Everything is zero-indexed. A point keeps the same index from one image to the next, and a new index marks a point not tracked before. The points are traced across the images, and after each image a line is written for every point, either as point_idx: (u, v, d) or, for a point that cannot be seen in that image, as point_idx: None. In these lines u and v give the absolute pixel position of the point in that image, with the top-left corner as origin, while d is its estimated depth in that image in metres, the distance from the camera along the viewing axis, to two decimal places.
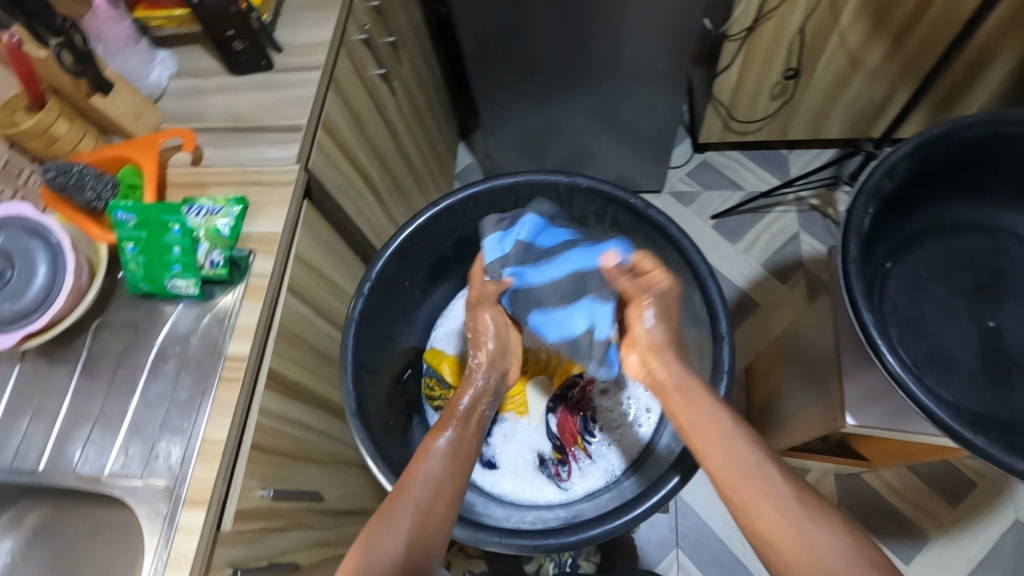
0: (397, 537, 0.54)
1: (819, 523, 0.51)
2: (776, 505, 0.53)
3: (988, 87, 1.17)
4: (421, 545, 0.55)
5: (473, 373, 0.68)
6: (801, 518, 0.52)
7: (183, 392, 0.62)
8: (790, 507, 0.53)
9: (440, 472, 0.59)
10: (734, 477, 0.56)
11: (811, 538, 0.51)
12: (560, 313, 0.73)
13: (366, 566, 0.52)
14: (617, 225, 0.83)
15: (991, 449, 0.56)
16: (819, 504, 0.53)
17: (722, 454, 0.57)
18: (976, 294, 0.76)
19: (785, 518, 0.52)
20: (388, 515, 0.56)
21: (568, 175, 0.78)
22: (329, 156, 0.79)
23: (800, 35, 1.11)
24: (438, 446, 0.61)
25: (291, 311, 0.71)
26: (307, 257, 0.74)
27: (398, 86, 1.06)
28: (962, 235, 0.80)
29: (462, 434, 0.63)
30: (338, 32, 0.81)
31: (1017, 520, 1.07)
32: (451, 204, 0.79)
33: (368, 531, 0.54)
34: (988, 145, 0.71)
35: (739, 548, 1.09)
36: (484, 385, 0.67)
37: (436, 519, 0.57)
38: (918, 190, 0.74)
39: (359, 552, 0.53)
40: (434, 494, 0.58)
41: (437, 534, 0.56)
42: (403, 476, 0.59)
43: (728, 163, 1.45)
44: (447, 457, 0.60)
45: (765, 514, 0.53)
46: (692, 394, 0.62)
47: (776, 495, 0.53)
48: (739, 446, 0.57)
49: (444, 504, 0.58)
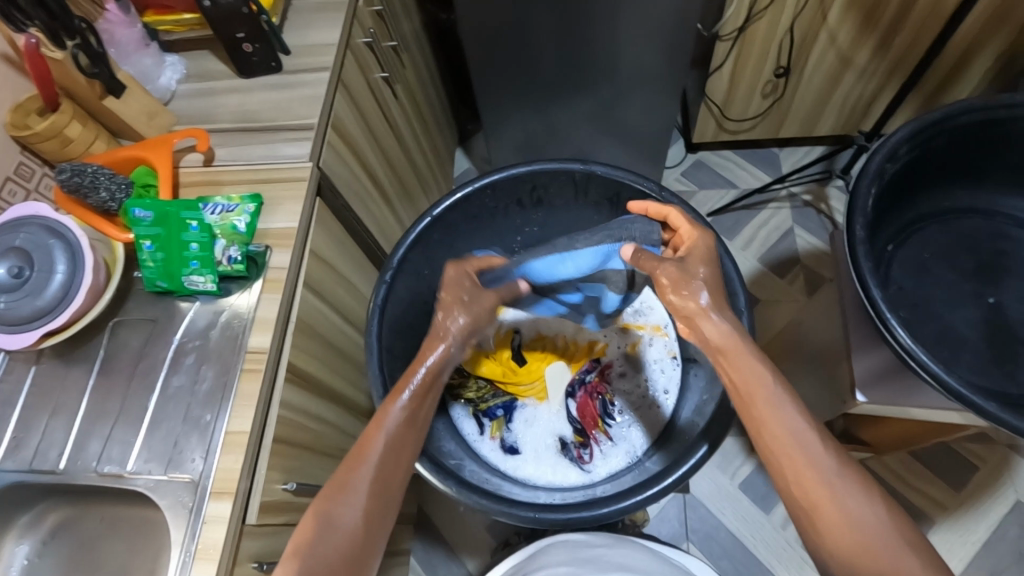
0: (357, 506, 0.55)
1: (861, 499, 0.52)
2: (818, 476, 0.53)
3: (972, 81, 1.20)
4: (378, 515, 0.56)
5: (449, 317, 0.65)
6: (844, 491, 0.52)
7: (203, 385, 0.62)
8: (838, 484, 0.52)
9: (400, 438, 0.59)
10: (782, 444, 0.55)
11: (851, 507, 0.51)
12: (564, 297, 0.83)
13: (320, 533, 0.53)
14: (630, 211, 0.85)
15: (1003, 415, 0.58)
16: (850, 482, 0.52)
17: (767, 416, 0.56)
18: (976, 275, 0.79)
19: (830, 488, 0.52)
20: (348, 482, 0.55)
21: (581, 163, 0.80)
22: (339, 155, 0.80)
23: (790, 35, 1.15)
24: (391, 417, 0.60)
25: (307, 306, 0.71)
26: (321, 253, 0.75)
27: (400, 89, 1.07)
28: (961, 218, 0.82)
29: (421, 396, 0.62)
30: (345, 34, 0.82)
31: (1020, 501, 1.09)
32: (467, 193, 0.81)
33: (323, 496, 0.55)
34: (982, 130, 0.73)
35: (749, 538, 1.10)
36: (455, 340, 0.65)
37: (392, 486, 0.58)
38: (918, 175, 0.77)
39: (313, 517, 0.54)
40: (387, 468, 0.57)
41: (395, 500, 0.58)
42: (361, 443, 0.58)
43: (722, 162, 1.48)
44: (402, 429, 0.59)
45: (806, 478, 0.53)
46: (740, 357, 0.58)
47: (819, 465, 0.53)
48: (784, 415, 0.56)
49: (400, 467, 0.58)
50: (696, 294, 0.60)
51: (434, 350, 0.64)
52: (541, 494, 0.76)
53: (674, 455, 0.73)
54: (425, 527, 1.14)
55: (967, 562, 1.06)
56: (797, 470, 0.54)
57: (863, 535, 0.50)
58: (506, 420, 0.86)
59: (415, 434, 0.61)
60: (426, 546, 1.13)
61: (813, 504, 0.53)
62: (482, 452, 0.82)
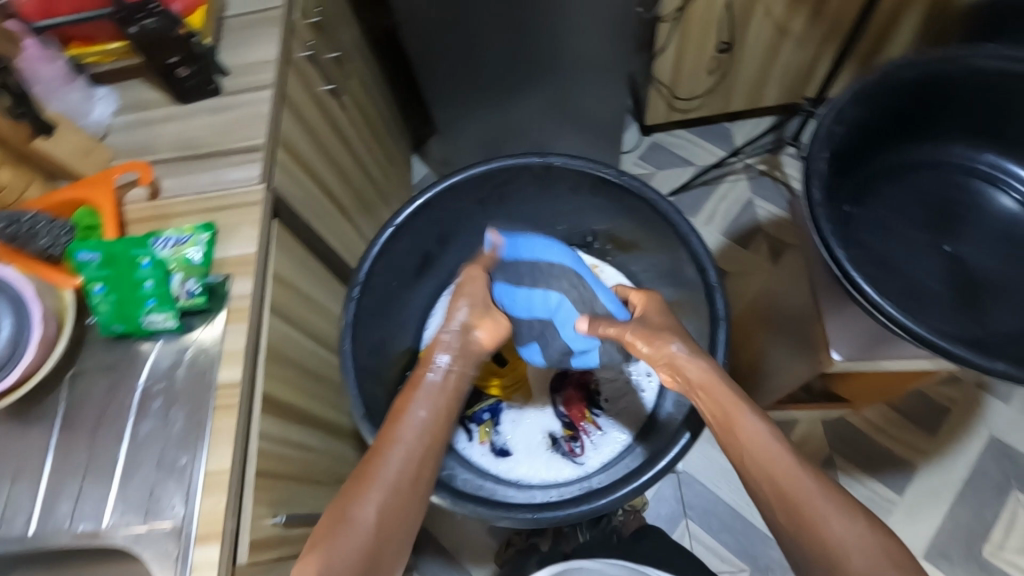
0: (371, 506, 0.57)
1: (848, 520, 0.54)
2: (799, 491, 0.56)
3: (903, 40, 1.25)
4: (395, 515, 0.58)
5: (440, 332, 0.69)
6: (829, 510, 0.55)
7: (175, 427, 0.59)
8: (819, 499, 0.56)
9: (414, 438, 0.62)
10: (759, 458, 0.59)
11: (835, 529, 0.54)
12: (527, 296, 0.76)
13: (341, 530, 0.56)
14: (594, 199, 0.86)
15: (972, 356, 0.60)
16: (837, 505, 0.55)
17: (742, 436, 0.60)
18: (935, 226, 0.79)
19: (815, 510, 0.55)
20: (366, 481, 0.59)
21: (540, 156, 0.80)
22: (292, 174, 0.79)
23: (728, 10, 1.17)
24: (410, 413, 0.63)
25: (276, 332, 0.69)
26: (284, 277, 0.74)
27: (346, 100, 1.06)
28: (914, 172, 0.83)
29: (435, 398, 0.64)
30: (283, 50, 0.81)
31: (992, 437, 1.16)
32: (427, 199, 0.80)
33: (345, 495, 0.58)
34: (922, 85, 0.75)
35: (746, 508, 1.12)
36: (450, 341, 0.68)
37: (408, 487, 0.60)
38: (869, 135, 0.78)
39: (334, 515, 0.57)
40: (401, 475, 0.60)
41: (412, 501, 0.60)
42: (380, 442, 0.62)
43: (677, 142, 1.51)
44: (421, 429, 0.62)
45: (790, 496, 0.56)
46: (717, 391, 0.63)
47: (803, 490, 0.56)
48: (766, 441, 0.59)
49: (416, 468, 0.61)
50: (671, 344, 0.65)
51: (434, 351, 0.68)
52: (537, 494, 0.76)
53: (662, 442, 0.74)
54: (423, 541, 1.12)
55: (950, 501, 1.13)
56: (777, 489, 0.57)
57: (845, 556, 0.52)
58: (494, 424, 0.85)
59: (439, 428, 0.63)
60: (429, 559, 1.11)
61: (810, 524, 0.55)
62: (472, 458, 0.82)
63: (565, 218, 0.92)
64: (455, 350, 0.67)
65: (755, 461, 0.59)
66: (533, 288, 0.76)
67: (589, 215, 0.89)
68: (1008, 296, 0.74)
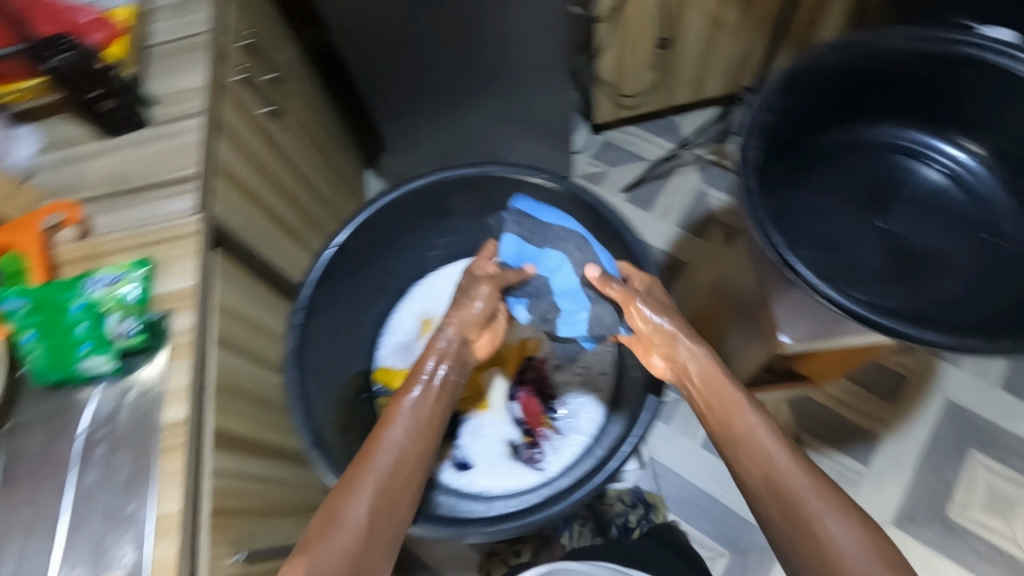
0: (361, 506, 0.61)
1: (840, 521, 0.60)
2: (793, 489, 0.62)
3: (832, 24, 1.29)
4: (383, 513, 0.62)
5: (436, 337, 0.72)
6: (823, 510, 0.61)
7: (119, 474, 0.57)
8: (808, 496, 0.62)
9: (404, 438, 0.67)
10: (756, 461, 0.65)
11: (828, 526, 0.59)
12: (532, 251, 0.79)
13: (331, 529, 0.59)
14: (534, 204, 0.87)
15: (907, 329, 0.63)
16: (830, 504, 0.61)
17: (741, 432, 0.67)
18: (869, 203, 0.81)
19: (810, 508, 0.61)
20: (354, 483, 0.63)
21: (475, 166, 0.81)
22: (231, 202, 0.78)
23: (662, 7, 1.19)
24: (402, 417, 0.68)
25: (224, 365, 0.68)
26: (230, 308, 0.72)
27: (287, 121, 1.04)
28: (845, 152, 0.85)
29: (426, 400, 0.69)
30: (211, 75, 0.79)
31: (948, 401, 1.20)
32: (364, 217, 0.79)
33: (336, 497, 0.62)
34: (846, 68, 0.77)
35: (723, 494, 1.17)
36: (445, 348, 0.71)
37: (398, 487, 0.65)
38: (799, 120, 0.79)
39: (325, 516, 0.60)
40: (391, 475, 0.65)
41: (401, 499, 0.64)
42: (370, 443, 0.67)
43: (627, 138, 1.53)
44: (410, 425, 0.68)
45: (785, 495, 0.62)
46: (717, 383, 0.70)
47: (796, 488, 0.62)
48: (761, 440, 0.66)
49: (407, 469, 0.66)
50: (653, 318, 0.71)
51: (431, 354, 0.71)
52: (498, 505, 0.77)
53: (613, 441, 0.77)
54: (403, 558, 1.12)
55: (913, 467, 1.17)
56: (772, 486, 0.63)
57: (839, 551, 0.58)
58: (452, 438, 0.85)
59: (428, 428, 0.69)
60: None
61: (807, 522, 0.60)
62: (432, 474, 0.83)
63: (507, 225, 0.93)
64: (450, 359, 0.71)
65: (751, 458, 0.66)
66: (540, 247, 0.79)
67: None
68: (942, 264, 0.77)
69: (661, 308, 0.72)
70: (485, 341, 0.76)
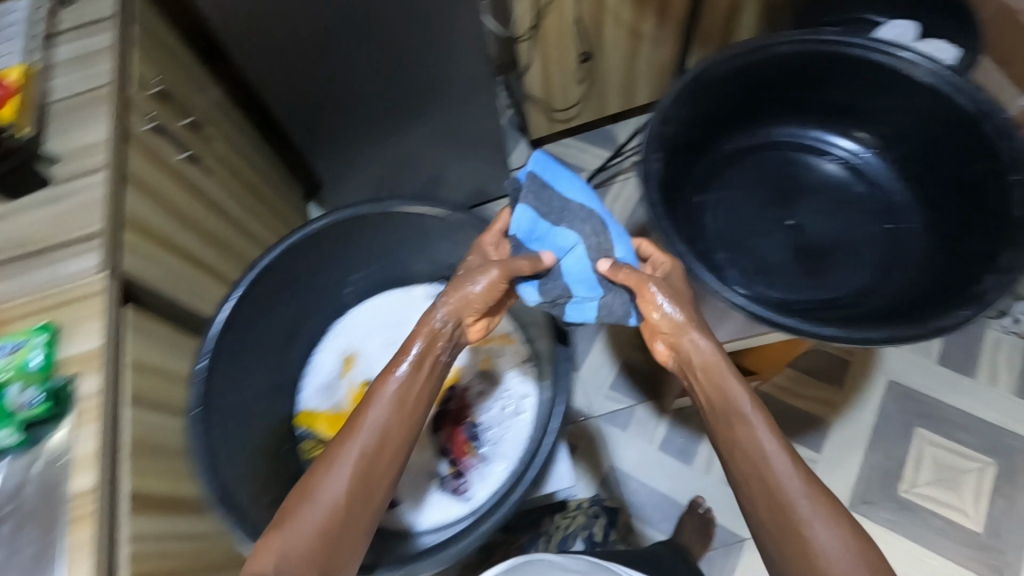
0: (337, 487, 0.61)
1: (829, 527, 0.59)
2: (787, 495, 0.60)
3: (747, 27, 1.33)
4: (360, 494, 0.61)
5: (432, 310, 0.68)
6: (813, 517, 0.59)
7: (27, 551, 0.56)
8: (800, 501, 0.60)
9: (385, 419, 0.64)
10: (751, 463, 0.63)
11: (813, 532, 0.59)
12: (546, 229, 0.71)
13: (304, 510, 0.60)
14: (446, 231, 0.86)
15: (810, 328, 0.64)
16: (821, 509, 0.60)
17: (741, 432, 0.64)
18: (777, 201, 0.83)
19: (801, 514, 0.60)
20: (332, 462, 0.62)
21: (376, 203, 0.81)
22: (144, 254, 0.76)
23: (579, 23, 1.22)
24: (383, 398, 0.65)
25: (141, 424, 0.66)
26: (146, 363, 0.70)
27: (211, 163, 1.03)
28: (754, 153, 0.87)
29: (414, 380, 0.66)
30: (116, 127, 0.78)
31: (891, 380, 1.24)
32: (264, 265, 0.79)
33: (312, 476, 0.62)
34: (744, 73, 0.78)
35: (682, 494, 1.21)
36: (441, 326, 0.68)
37: (378, 469, 0.63)
38: (703, 127, 0.81)
39: (301, 497, 0.61)
40: (369, 459, 0.62)
41: (379, 481, 0.63)
42: (351, 421, 0.64)
43: (564, 149, 1.56)
44: (392, 409, 0.64)
45: (778, 499, 0.61)
46: (717, 375, 0.66)
47: (786, 487, 0.61)
48: (757, 435, 0.63)
49: (387, 450, 0.63)
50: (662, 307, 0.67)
51: (424, 331, 0.67)
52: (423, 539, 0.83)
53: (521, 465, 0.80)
54: None
55: (863, 449, 1.19)
56: (767, 491, 0.61)
57: (825, 559, 0.58)
58: None
59: (412, 408, 0.65)
60: None
61: (796, 526, 0.59)
62: None
63: (424, 253, 0.93)
64: (446, 336, 0.68)
65: (745, 454, 0.63)
66: (555, 223, 0.71)
67: (447, 247, 0.90)
68: (843, 259, 0.79)
69: (674, 297, 0.67)
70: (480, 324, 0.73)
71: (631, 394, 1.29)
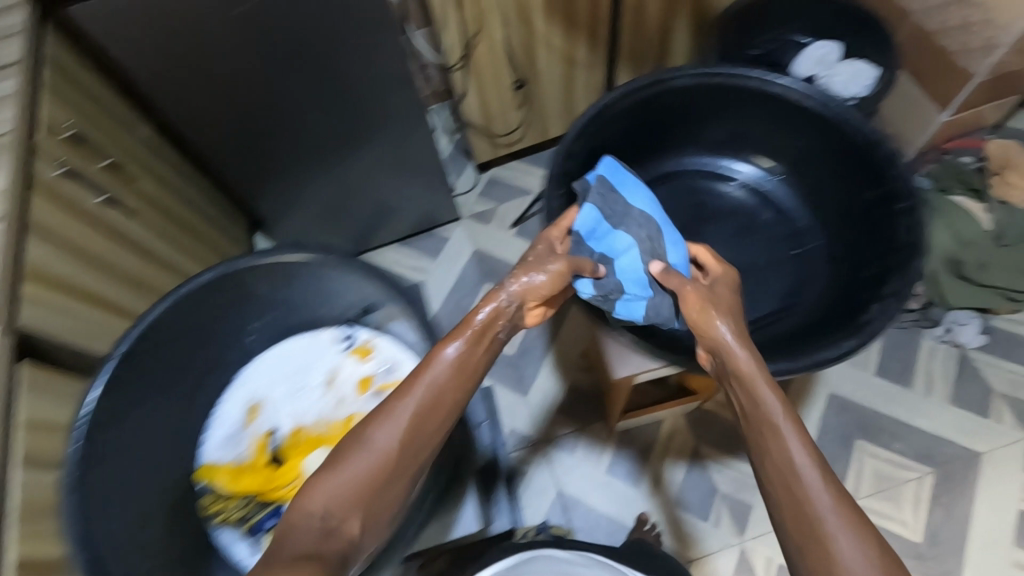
0: (392, 433, 0.60)
1: (852, 541, 0.52)
2: (813, 503, 0.55)
3: (680, 51, 1.35)
4: (413, 443, 0.61)
5: (499, 291, 0.71)
6: (835, 528, 0.54)
7: None
8: (826, 513, 0.55)
9: (444, 381, 0.64)
10: (781, 472, 0.58)
11: (835, 547, 0.53)
12: (609, 230, 0.80)
13: (357, 450, 0.59)
14: (338, 277, 0.88)
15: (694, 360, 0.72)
16: (845, 520, 0.54)
17: (773, 441, 0.61)
18: (687, 226, 0.94)
19: (824, 524, 0.54)
20: (389, 410, 0.62)
21: (259, 254, 0.83)
22: (43, 306, 0.75)
23: (510, 51, 1.23)
24: (441, 362, 0.65)
25: (31, 485, 0.65)
26: (39, 421, 0.69)
27: (135, 203, 1.01)
28: (668, 180, 0.98)
29: (473, 347, 0.67)
30: (18, 172, 0.75)
31: (832, 394, 1.26)
32: (149, 323, 0.79)
33: (371, 419, 0.62)
34: (646, 108, 0.88)
35: (630, 517, 1.20)
36: (504, 304, 0.70)
37: (431, 423, 0.62)
38: (614, 156, 0.91)
39: (355, 440, 0.60)
40: (423, 416, 0.62)
41: (428, 438, 0.62)
42: (410, 377, 0.65)
43: (509, 173, 1.58)
44: (451, 370, 0.65)
45: (804, 509, 0.55)
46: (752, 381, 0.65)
47: (812, 495, 0.56)
48: (786, 445, 0.59)
49: (440, 409, 0.63)
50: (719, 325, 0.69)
51: (490, 304, 0.70)
52: None
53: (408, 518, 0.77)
54: None
55: None
56: (792, 500, 0.56)
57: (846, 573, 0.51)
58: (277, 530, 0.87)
59: (469, 372, 0.66)
60: None
61: (817, 535, 0.54)
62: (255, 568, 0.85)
63: (322, 299, 0.94)
64: (505, 318, 0.70)
65: (774, 463, 0.59)
66: (615, 226, 0.80)
67: (343, 291, 0.91)
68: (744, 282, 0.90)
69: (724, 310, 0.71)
70: (535, 312, 0.76)
71: (578, 418, 1.29)
